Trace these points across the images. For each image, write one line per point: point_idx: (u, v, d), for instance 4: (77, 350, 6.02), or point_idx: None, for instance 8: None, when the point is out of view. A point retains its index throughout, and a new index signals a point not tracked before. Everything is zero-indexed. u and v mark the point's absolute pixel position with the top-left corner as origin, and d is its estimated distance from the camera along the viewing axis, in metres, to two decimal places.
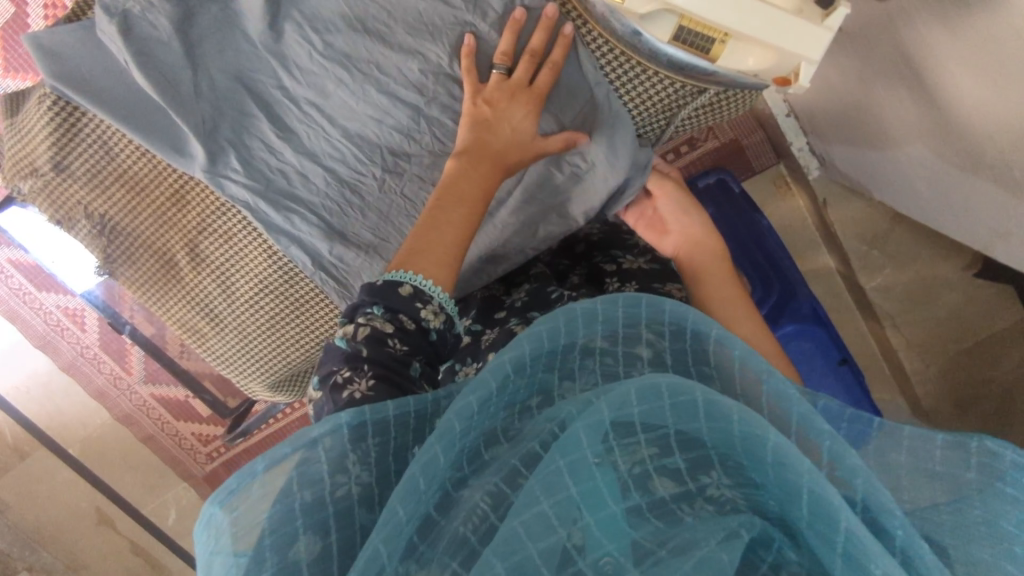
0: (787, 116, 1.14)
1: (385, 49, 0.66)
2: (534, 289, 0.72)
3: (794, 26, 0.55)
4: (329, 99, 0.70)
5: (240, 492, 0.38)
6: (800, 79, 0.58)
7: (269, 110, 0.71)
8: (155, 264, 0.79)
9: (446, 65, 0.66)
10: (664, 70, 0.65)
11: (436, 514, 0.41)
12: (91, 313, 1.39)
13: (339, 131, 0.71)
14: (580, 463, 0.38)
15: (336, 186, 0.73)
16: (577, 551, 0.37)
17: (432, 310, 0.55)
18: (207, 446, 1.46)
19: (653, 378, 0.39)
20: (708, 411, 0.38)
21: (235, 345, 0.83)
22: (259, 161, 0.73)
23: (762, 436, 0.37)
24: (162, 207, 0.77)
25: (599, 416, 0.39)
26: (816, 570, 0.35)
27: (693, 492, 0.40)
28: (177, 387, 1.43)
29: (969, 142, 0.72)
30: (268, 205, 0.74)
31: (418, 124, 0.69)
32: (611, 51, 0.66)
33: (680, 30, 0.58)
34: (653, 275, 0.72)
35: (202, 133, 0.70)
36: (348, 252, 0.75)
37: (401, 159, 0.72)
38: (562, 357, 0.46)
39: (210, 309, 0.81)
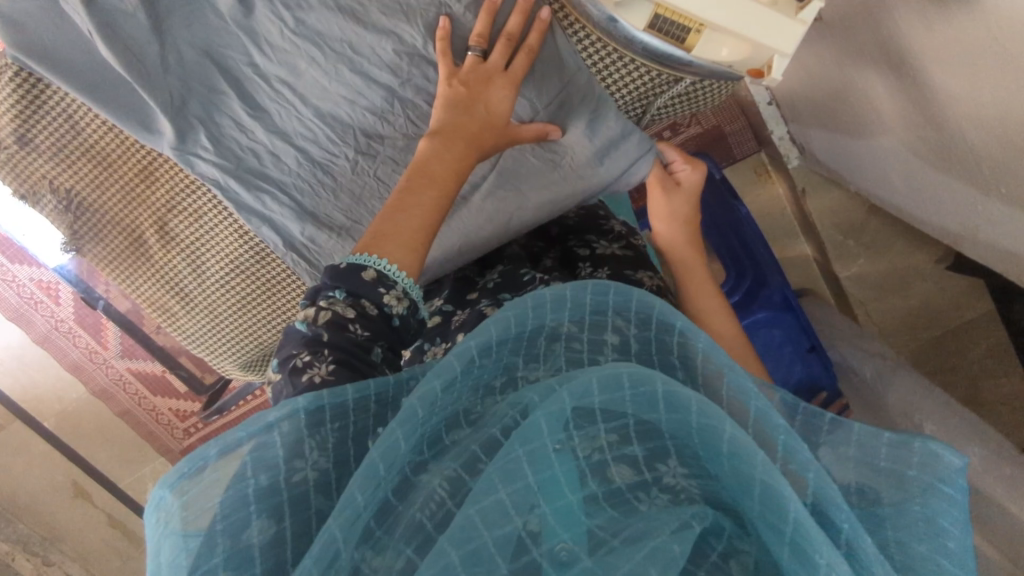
0: (770, 105, 1.14)
1: (359, 28, 0.65)
2: (507, 271, 0.72)
3: (768, 16, 0.55)
4: (301, 78, 0.68)
5: (192, 474, 0.38)
6: (773, 72, 0.58)
7: (240, 87, 0.70)
8: (123, 241, 0.78)
9: (419, 45, 0.65)
10: (641, 58, 0.64)
11: (394, 501, 0.41)
12: (66, 288, 1.38)
13: (311, 110, 0.70)
14: (539, 455, 0.39)
15: (308, 166, 0.73)
16: (532, 539, 0.37)
17: (395, 296, 0.55)
18: (185, 421, 1.45)
19: (615, 368, 0.39)
20: (667, 401, 0.39)
21: (206, 324, 0.83)
22: (229, 139, 0.72)
23: (720, 427, 0.37)
24: (130, 184, 0.75)
25: (562, 404, 0.39)
26: (764, 555, 0.37)
27: (648, 481, 0.41)
28: (154, 362, 1.42)
29: (940, 137, 0.73)
30: (238, 183, 0.73)
31: (392, 105, 0.69)
32: (588, 39, 0.66)
33: (656, 18, 0.57)
34: (625, 262, 0.73)
35: (170, 109, 0.69)
36: (321, 233, 0.74)
37: (374, 140, 0.71)
38: (527, 343, 0.47)
39: (180, 287, 0.80)
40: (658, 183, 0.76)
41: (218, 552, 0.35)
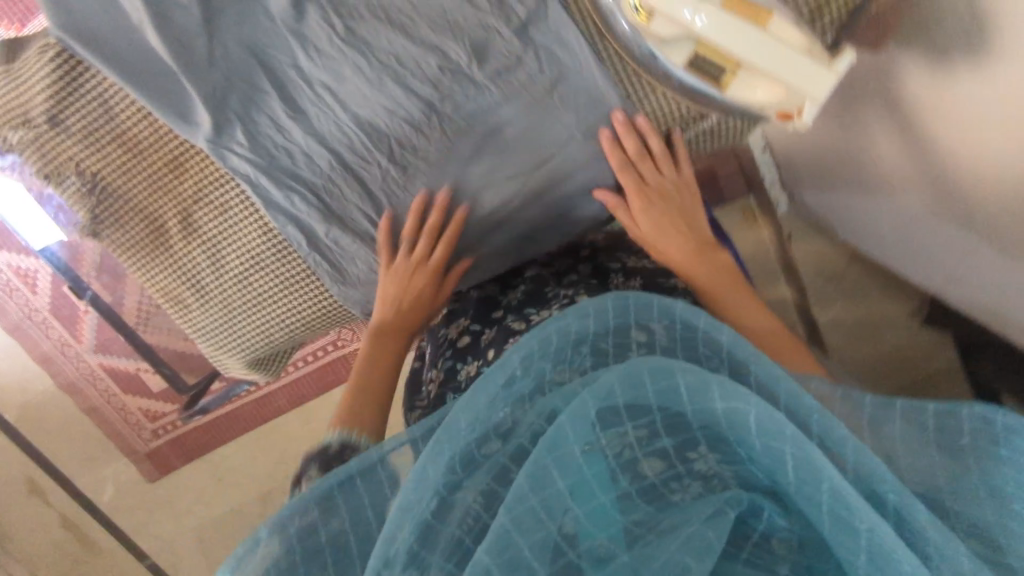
0: (764, 151, 1.17)
1: (407, 41, 0.68)
2: (530, 289, 0.81)
3: (802, 62, 0.58)
4: (344, 84, 0.70)
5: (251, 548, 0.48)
6: (804, 116, 0.60)
7: (281, 87, 0.71)
8: (144, 229, 0.78)
9: (463, 64, 0.68)
10: (671, 92, 0.68)
11: (433, 522, 0.47)
12: (44, 276, 1.37)
13: (349, 116, 0.71)
14: (566, 458, 0.44)
15: (340, 170, 0.74)
16: (569, 540, 0.44)
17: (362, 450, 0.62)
18: (155, 422, 1.48)
19: (636, 366, 0.44)
20: (689, 390, 0.44)
21: (218, 319, 0.82)
22: (265, 137, 0.72)
23: (743, 410, 0.42)
24: (158, 173, 0.75)
25: (585, 407, 0.45)
26: (805, 527, 0.44)
27: (681, 472, 0.48)
28: (128, 359, 1.44)
29: (931, 195, 0.80)
30: (270, 181, 0.74)
31: (429, 118, 0.71)
32: (626, 73, 0.69)
33: (696, 58, 0.60)
34: (656, 272, 0.81)
35: (211, 102, 0.70)
36: (346, 237, 0.77)
37: (408, 149, 0.73)
38: (561, 351, 0.52)
39: (197, 280, 0.80)
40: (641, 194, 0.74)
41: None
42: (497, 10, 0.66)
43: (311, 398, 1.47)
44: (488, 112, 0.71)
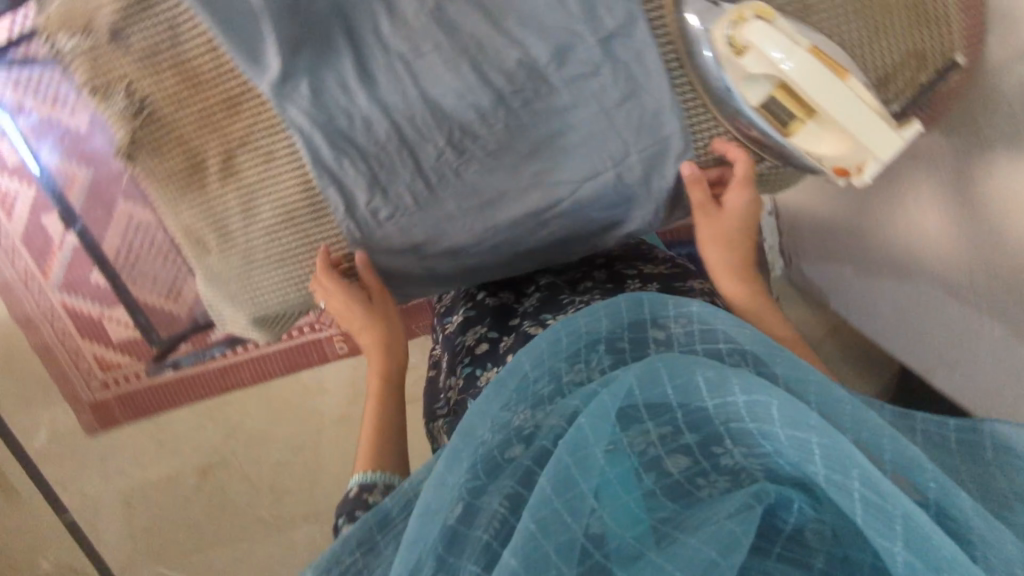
0: (770, 215, 1.22)
1: (493, 31, 0.69)
2: (544, 296, 0.80)
3: (873, 121, 0.61)
4: (420, 58, 0.70)
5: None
6: (864, 173, 0.63)
7: (357, 50, 0.70)
8: (181, 162, 0.76)
9: (541, 62, 0.70)
10: (732, 127, 0.71)
11: (459, 525, 0.44)
12: (22, 203, 1.34)
13: (417, 92, 0.71)
14: (583, 452, 0.42)
15: (397, 144, 0.73)
16: (596, 540, 0.41)
17: (378, 490, 0.69)
18: (106, 372, 1.46)
19: (652, 363, 0.45)
20: (709, 385, 0.44)
21: (236, 268, 0.80)
22: (329, 97, 0.71)
23: (767, 401, 0.41)
24: (209, 109, 0.74)
25: (602, 403, 0.45)
26: (840, 521, 0.41)
27: (708, 468, 0.46)
28: (93, 304, 1.42)
29: (942, 273, 0.85)
30: (324, 139, 0.72)
31: (496, 110, 0.72)
32: (694, 105, 0.71)
33: (771, 99, 0.64)
34: (675, 275, 0.82)
35: (284, 49, 0.68)
36: (386, 209, 0.76)
37: (467, 136, 0.73)
38: (579, 349, 0.54)
39: (224, 225, 0.79)
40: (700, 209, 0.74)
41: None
42: (587, 19, 0.68)
43: (277, 374, 1.50)
44: (555, 114, 0.72)
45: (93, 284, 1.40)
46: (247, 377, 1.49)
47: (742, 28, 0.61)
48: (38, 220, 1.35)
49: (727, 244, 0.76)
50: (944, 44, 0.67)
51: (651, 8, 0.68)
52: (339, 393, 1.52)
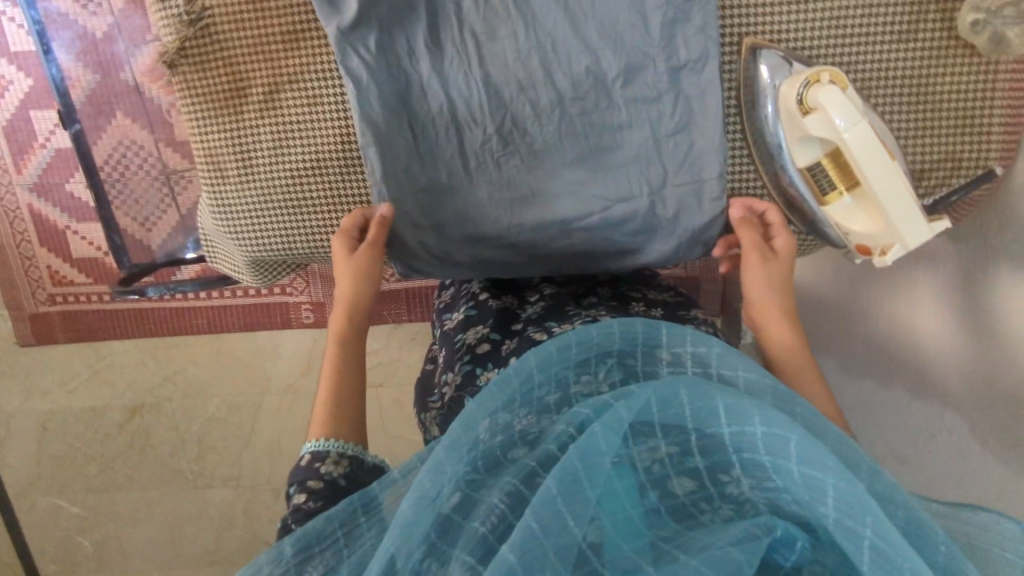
0: None
1: (570, 33, 0.70)
2: (549, 304, 0.79)
3: (912, 207, 0.61)
4: (492, 41, 0.71)
5: (273, 562, 0.47)
6: (887, 256, 0.64)
7: (433, 18, 0.71)
8: (224, 82, 0.74)
9: (608, 76, 0.71)
10: (770, 183, 0.72)
11: (455, 515, 0.45)
12: (14, 93, 1.28)
13: (481, 74, 0.72)
14: (592, 455, 0.42)
15: (447, 119, 0.73)
16: (593, 548, 0.41)
17: (333, 461, 0.62)
18: (56, 287, 1.38)
19: (672, 381, 0.44)
20: (729, 414, 0.43)
21: (249, 203, 0.77)
22: (394, 57, 0.71)
23: (784, 435, 0.41)
24: (269, 36, 0.72)
25: (619, 416, 0.44)
26: (841, 567, 0.41)
27: (713, 494, 0.45)
28: (59, 214, 1.35)
29: (903, 381, 0.84)
30: (378, 96, 0.71)
31: (553, 110, 0.73)
32: (739, 153, 0.72)
33: (818, 165, 0.67)
34: (679, 305, 0.81)
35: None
36: (420, 177, 0.75)
37: (517, 129, 0.73)
38: (590, 359, 0.52)
39: (249, 155, 0.76)
40: (751, 249, 0.68)
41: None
42: (663, 45, 0.69)
43: (233, 330, 1.40)
44: (609, 130, 0.73)
45: (66, 192, 1.33)
46: (203, 325, 1.40)
47: (816, 88, 0.63)
48: (24, 113, 1.29)
49: (777, 292, 0.67)
50: (981, 159, 0.69)
51: (727, 50, 0.70)
52: (294, 361, 1.41)
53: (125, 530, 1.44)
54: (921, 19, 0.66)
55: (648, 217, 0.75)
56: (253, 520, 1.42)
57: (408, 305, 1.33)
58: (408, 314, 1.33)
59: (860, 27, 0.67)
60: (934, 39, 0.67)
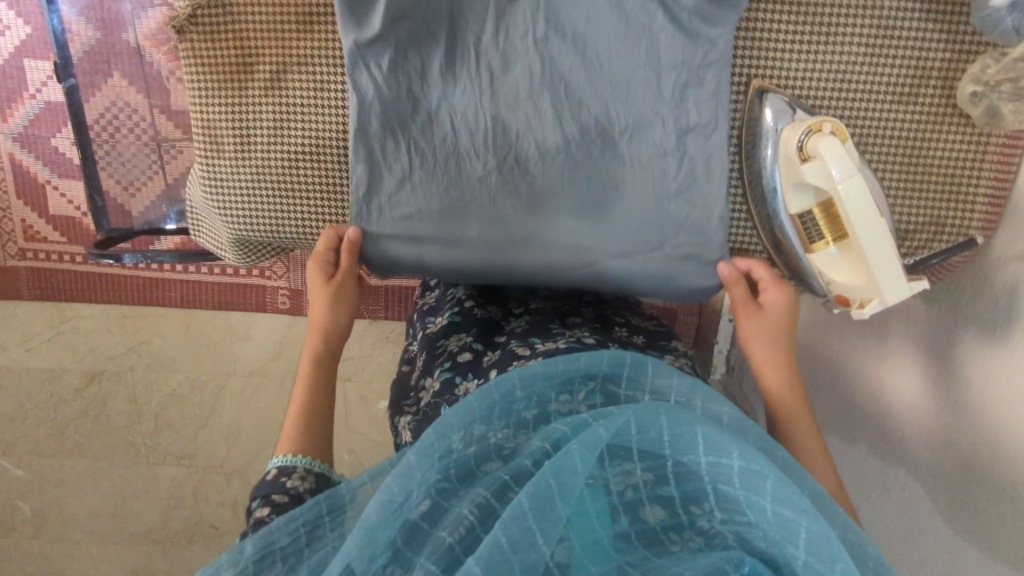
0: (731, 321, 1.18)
1: (585, 78, 0.70)
2: (534, 320, 0.79)
3: (896, 266, 0.63)
4: (507, 76, 0.71)
5: (230, 562, 0.46)
6: (865, 310, 0.65)
7: (451, 45, 0.70)
8: (231, 55, 0.73)
9: (614, 129, 0.71)
10: (761, 226, 0.73)
11: (424, 522, 0.45)
12: (8, 39, 1.26)
13: (490, 108, 0.71)
14: (565, 471, 0.43)
15: (448, 148, 0.73)
16: (560, 567, 0.42)
17: (299, 476, 0.64)
18: (27, 242, 1.35)
19: (654, 407, 0.45)
20: (707, 445, 0.44)
21: (242, 182, 0.77)
22: (405, 77, 0.71)
23: (760, 471, 0.42)
24: (284, 15, 0.72)
25: (596, 435, 0.45)
26: None
27: (683, 524, 0.45)
28: (40, 167, 1.32)
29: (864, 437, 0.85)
30: (380, 114, 0.72)
31: (557, 152, 0.72)
32: (736, 193, 0.73)
33: (808, 214, 0.68)
34: (660, 335, 0.82)
35: (385, 18, 0.68)
36: (407, 205, 0.75)
37: (519, 168, 0.73)
38: (570, 381, 0.53)
39: (247, 135, 0.75)
40: (740, 305, 0.72)
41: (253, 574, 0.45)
42: (674, 105, 0.70)
43: (204, 309, 1.38)
44: (608, 182, 0.73)
45: (50, 146, 1.31)
46: (176, 299, 1.38)
47: (817, 138, 0.63)
48: (18, 61, 1.27)
49: (775, 352, 0.71)
50: (962, 226, 0.70)
51: (736, 88, 0.70)
52: (263, 346, 1.38)
53: (68, 498, 1.40)
54: (923, 82, 0.68)
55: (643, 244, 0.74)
56: (202, 501, 1.38)
57: (386, 303, 1.32)
58: (385, 311, 1.32)
59: (864, 82, 0.69)
60: (933, 104, 0.68)
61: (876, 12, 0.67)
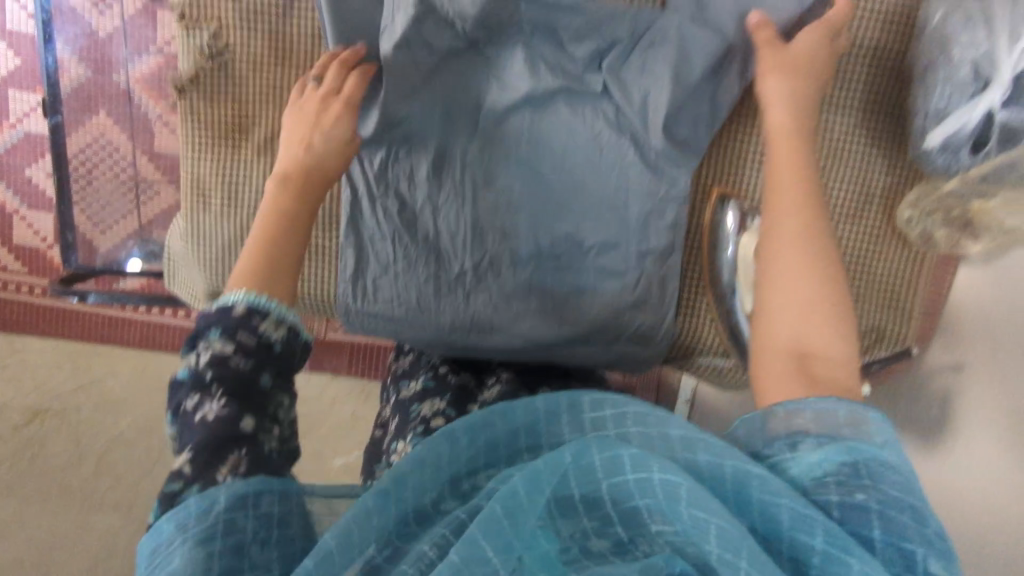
0: (683, 401, 1.20)
1: (559, 196, 0.75)
2: (508, 390, 0.75)
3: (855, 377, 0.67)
4: (488, 189, 0.75)
5: (199, 513, 0.42)
6: None
7: (439, 155, 0.75)
8: (228, 118, 0.76)
9: (585, 241, 0.76)
10: (720, 322, 0.78)
11: (384, 563, 0.42)
12: None
13: (470, 214, 0.75)
14: (512, 506, 0.40)
15: (427, 246, 0.76)
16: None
17: (273, 321, 0.51)
18: None
19: (580, 441, 0.42)
20: (632, 463, 0.41)
21: (224, 236, 0.78)
22: (394, 175, 0.75)
23: (678, 483, 0.39)
24: (285, 87, 0.75)
25: (535, 468, 0.41)
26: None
27: (628, 547, 0.41)
28: (10, 195, 1.34)
29: None
30: (370, 203, 0.76)
31: (528, 261, 0.76)
32: (696, 282, 0.79)
33: None
34: None
35: (382, 124, 0.72)
36: (386, 290, 0.77)
37: (492, 271, 0.77)
38: (534, 430, 0.47)
39: (236, 192, 0.77)
40: (767, 43, 0.66)
41: (217, 542, 0.41)
42: (639, 231, 0.75)
43: (164, 349, 1.37)
44: (573, 291, 0.77)
45: (23, 176, 1.33)
46: (131, 338, 1.37)
47: None
48: (3, 91, 1.30)
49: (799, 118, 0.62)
50: (898, 334, 0.75)
51: (698, 191, 0.77)
52: None
53: None
54: (868, 203, 0.74)
55: (607, 328, 0.77)
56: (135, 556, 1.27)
57: (349, 356, 1.33)
58: (348, 365, 1.33)
59: None
60: (880, 223, 0.74)
61: (829, 140, 0.73)
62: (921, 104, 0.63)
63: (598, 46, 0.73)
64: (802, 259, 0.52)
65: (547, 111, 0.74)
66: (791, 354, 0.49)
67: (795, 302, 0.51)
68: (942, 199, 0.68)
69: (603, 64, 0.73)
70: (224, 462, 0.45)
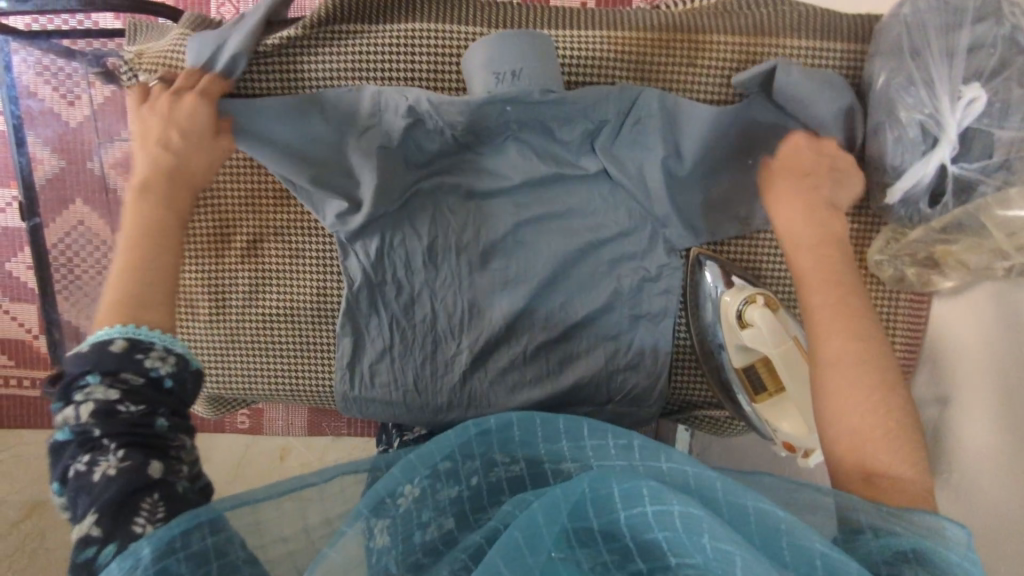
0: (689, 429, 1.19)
1: (545, 268, 0.77)
2: None
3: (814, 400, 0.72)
4: (484, 269, 0.77)
5: (126, 570, 0.40)
6: (808, 459, 0.71)
7: (435, 240, 0.77)
8: (211, 226, 0.79)
9: (579, 316, 0.78)
10: (709, 376, 0.81)
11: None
12: None
13: (468, 297, 0.77)
14: (533, 531, 0.41)
15: (424, 328, 0.77)
16: None
17: (157, 355, 0.52)
18: None
19: (601, 474, 0.42)
20: (652, 495, 0.40)
21: (216, 341, 0.81)
22: (391, 264, 0.76)
23: (695, 514, 0.39)
24: (263, 193, 0.78)
25: (557, 499, 0.42)
26: None
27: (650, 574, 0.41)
28: None
29: None
30: (366, 294, 0.76)
31: (523, 332, 0.78)
32: (685, 338, 0.81)
33: (750, 366, 0.75)
34: None
35: (375, 212, 0.74)
36: (384, 375, 0.77)
37: (488, 351, 0.77)
38: (540, 458, 0.48)
39: (225, 298, 0.80)
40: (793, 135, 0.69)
41: None
42: (632, 298, 0.78)
43: None
44: (565, 359, 0.78)
45: (4, 273, 1.33)
46: None
47: (752, 308, 0.72)
48: None
49: (814, 220, 0.64)
50: None
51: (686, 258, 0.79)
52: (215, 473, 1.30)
53: None
54: None
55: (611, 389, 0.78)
56: None
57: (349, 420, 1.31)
58: (348, 427, 1.31)
59: None
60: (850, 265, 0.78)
61: None
62: (880, 166, 0.67)
63: (586, 129, 0.74)
64: (854, 402, 0.53)
65: (540, 188, 0.77)
66: (862, 479, 0.50)
67: (848, 430, 0.52)
68: (910, 243, 0.70)
69: (597, 145, 0.75)
70: (139, 511, 0.46)
